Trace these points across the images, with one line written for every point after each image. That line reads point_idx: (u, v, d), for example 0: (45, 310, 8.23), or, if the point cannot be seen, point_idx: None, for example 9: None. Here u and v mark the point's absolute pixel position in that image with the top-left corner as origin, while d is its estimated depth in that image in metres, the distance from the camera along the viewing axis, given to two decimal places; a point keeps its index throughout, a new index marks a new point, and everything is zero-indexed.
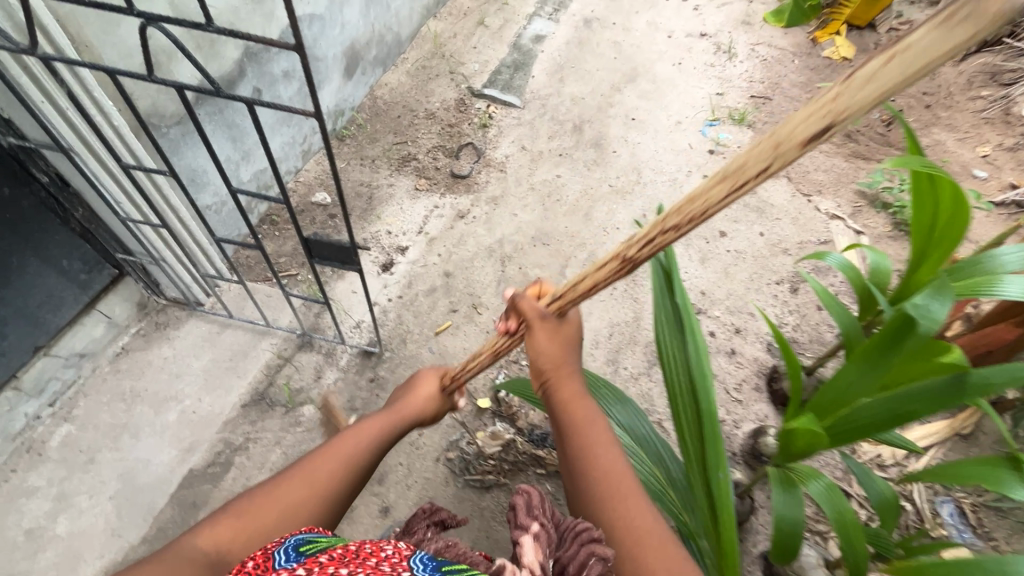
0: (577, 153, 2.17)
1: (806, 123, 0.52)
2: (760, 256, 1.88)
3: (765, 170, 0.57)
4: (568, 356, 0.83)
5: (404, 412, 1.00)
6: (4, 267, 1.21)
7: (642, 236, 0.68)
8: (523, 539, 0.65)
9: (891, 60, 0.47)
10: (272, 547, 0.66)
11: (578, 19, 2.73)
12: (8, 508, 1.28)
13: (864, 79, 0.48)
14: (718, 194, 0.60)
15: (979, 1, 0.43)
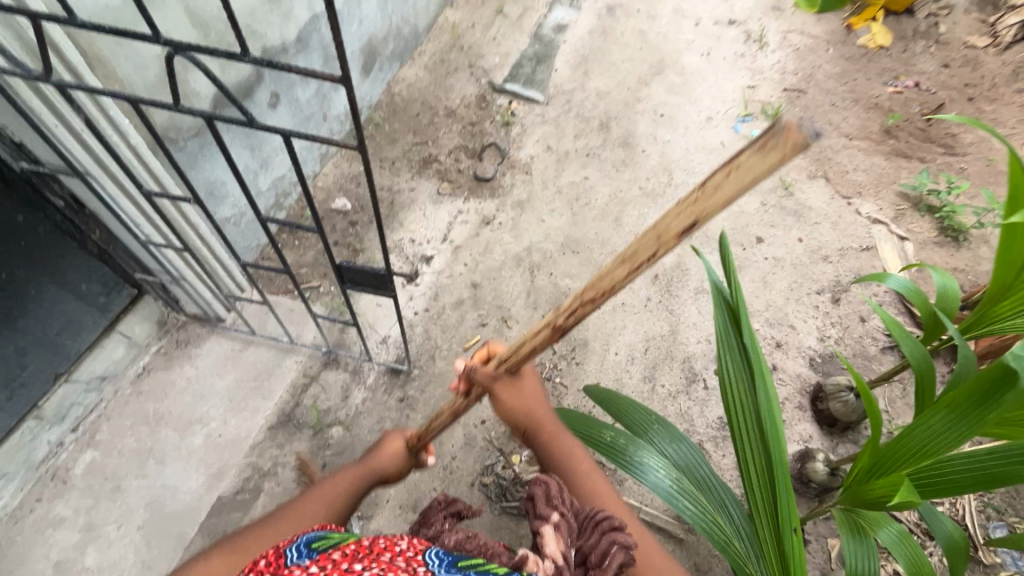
0: (605, 153, 2.08)
1: (678, 217, 0.56)
2: (799, 263, 1.81)
3: (654, 254, 0.59)
4: (539, 406, 0.94)
5: (373, 464, 1.08)
6: (20, 295, 1.16)
7: (566, 307, 0.69)
8: (545, 529, 0.75)
9: (727, 175, 0.52)
10: (283, 547, 0.67)
11: (601, 6, 2.60)
12: (35, 539, 1.25)
13: (713, 186, 0.53)
14: (620, 274, 0.63)
15: (780, 133, 0.48)
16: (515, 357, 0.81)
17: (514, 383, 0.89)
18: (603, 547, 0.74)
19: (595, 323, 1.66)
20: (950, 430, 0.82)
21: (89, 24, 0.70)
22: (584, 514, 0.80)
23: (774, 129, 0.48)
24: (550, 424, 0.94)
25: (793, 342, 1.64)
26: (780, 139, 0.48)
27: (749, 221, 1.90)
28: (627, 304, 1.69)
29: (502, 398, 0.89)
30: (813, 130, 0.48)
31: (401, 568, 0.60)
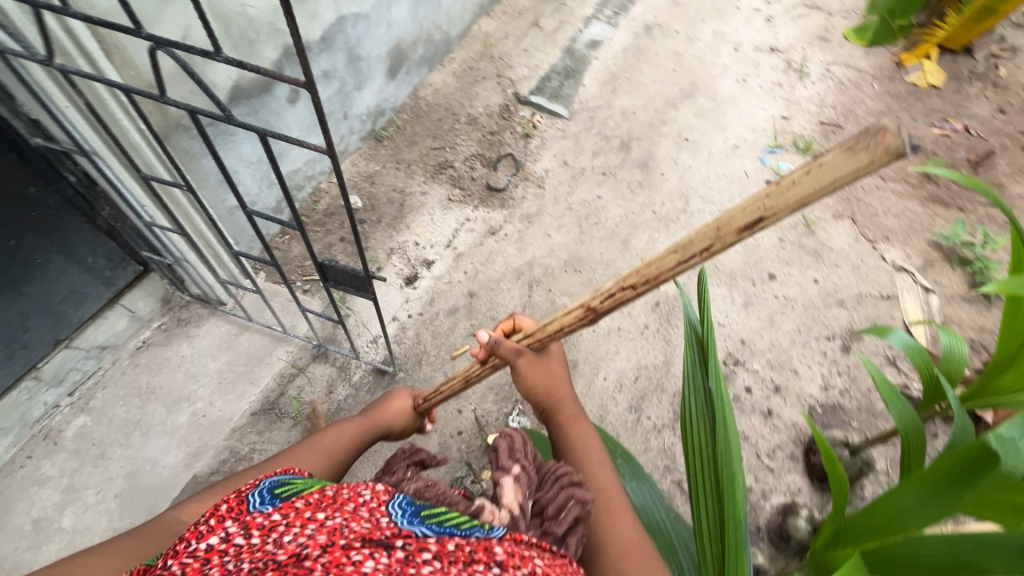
0: (622, 173, 2.05)
1: (743, 214, 0.57)
2: (811, 305, 1.73)
3: (708, 250, 0.61)
4: (561, 386, 0.91)
5: (379, 419, 1.02)
6: (29, 264, 1.22)
7: (604, 290, 0.73)
8: (504, 480, 0.72)
9: (806, 174, 0.52)
10: (246, 491, 0.59)
11: (638, 25, 2.59)
12: (20, 495, 1.30)
13: (788, 183, 0.53)
14: (668, 263, 0.65)
15: (875, 136, 0.48)
16: (545, 331, 0.84)
17: (540, 359, 0.90)
18: (560, 500, 0.70)
19: (587, 345, 1.63)
20: (922, 504, 0.75)
21: (80, 15, 0.78)
22: (547, 468, 0.75)
23: (866, 132, 0.48)
24: (571, 405, 0.90)
25: (794, 388, 1.57)
26: (871, 142, 0.48)
27: (762, 256, 1.83)
28: (623, 330, 1.66)
29: (523, 372, 0.89)
30: (910, 140, 0.47)
31: (364, 518, 0.56)
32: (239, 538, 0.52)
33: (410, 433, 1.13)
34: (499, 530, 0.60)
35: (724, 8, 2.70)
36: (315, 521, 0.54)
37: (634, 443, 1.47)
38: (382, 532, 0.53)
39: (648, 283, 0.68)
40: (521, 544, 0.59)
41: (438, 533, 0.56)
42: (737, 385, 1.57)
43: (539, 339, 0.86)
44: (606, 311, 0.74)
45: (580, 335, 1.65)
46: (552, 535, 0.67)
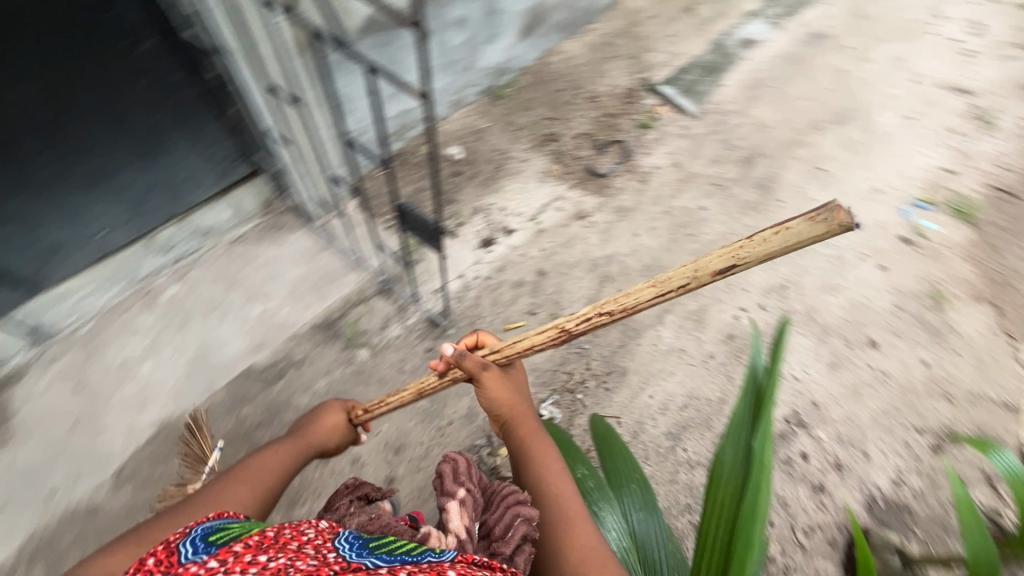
0: (736, 189, 1.89)
1: (717, 259, 0.62)
2: (910, 388, 1.51)
3: (684, 286, 0.65)
4: (521, 400, 0.90)
5: (313, 436, 1.03)
6: (161, 144, 1.33)
7: (581, 313, 0.75)
8: (449, 504, 0.83)
9: (771, 238, 0.58)
10: (176, 542, 0.61)
11: (805, 31, 2.33)
12: (114, 339, 1.49)
13: (756, 240, 0.59)
14: (646, 295, 0.68)
15: (831, 212, 0.55)
16: (514, 347, 0.84)
17: (503, 374, 0.89)
18: (506, 520, 0.77)
19: (641, 357, 1.56)
20: None
21: None
22: (492, 490, 0.85)
23: (822, 208, 0.56)
24: (530, 418, 0.90)
25: (858, 471, 1.40)
26: (827, 217, 0.55)
27: (868, 319, 1.63)
28: (685, 352, 1.57)
29: (487, 386, 0.88)
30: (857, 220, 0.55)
31: (311, 556, 0.59)
32: None
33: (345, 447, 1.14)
34: (450, 553, 0.67)
35: (914, 30, 2.35)
36: (258, 563, 0.55)
37: (660, 471, 1.40)
38: (331, 569, 0.57)
39: (624, 312, 0.71)
40: (472, 565, 0.65)
41: (389, 563, 0.61)
42: (793, 449, 1.42)
43: (506, 356, 0.86)
44: (580, 333, 0.76)
45: (638, 345, 1.58)
46: (500, 554, 0.75)
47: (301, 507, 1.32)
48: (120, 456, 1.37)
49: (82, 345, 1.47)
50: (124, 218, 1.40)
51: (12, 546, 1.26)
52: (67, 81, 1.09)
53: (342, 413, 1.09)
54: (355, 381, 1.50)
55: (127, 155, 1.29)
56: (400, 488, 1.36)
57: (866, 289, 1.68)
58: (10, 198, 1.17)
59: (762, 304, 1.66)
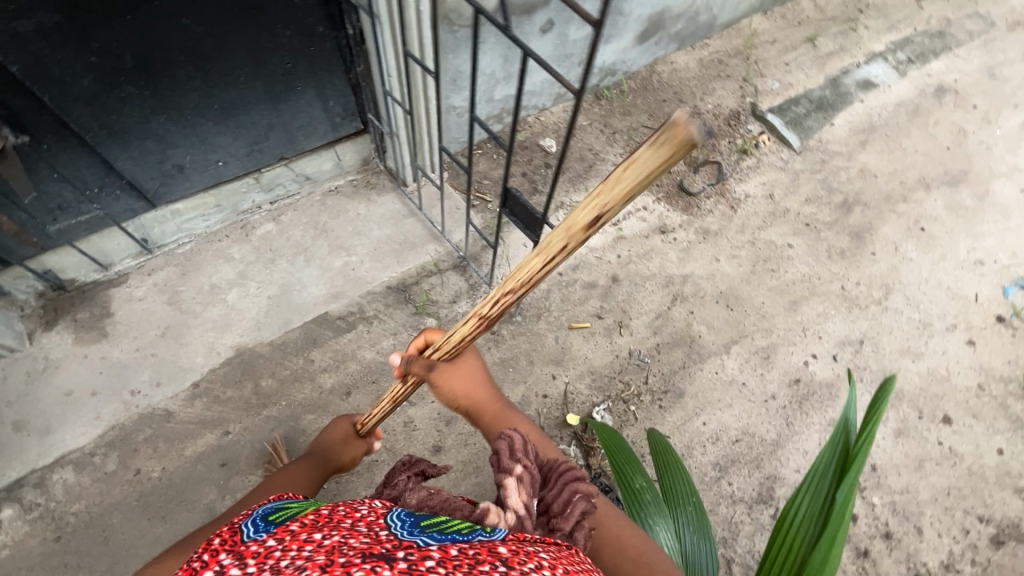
0: (828, 232, 1.83)
1: (584, 212, 0.61)
2: (978, 474, 1.45)
3: (566, 246, 0.65)
4: (478, 387, 0.93)
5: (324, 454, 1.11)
6: (290, 89, 1.40)
7: (492, 297, 0.76)
8: (507, 481, 0.74)
9: (625, 175, 0.56)
10: (239, 522, 0.65)
11: (930, 82, 2.21)
12: (209, 262, 1.59)
13: (612, 181, 0.58)
14: (538, 265, 0.69)
15: (669, 127, 0.51)
16: (452, 342, 0.85)
17: (452, 367, 0.90)
18: (565, 497, 0.75)
19: (701, 383, 1.54)
20: None
21: None
22: (547, 466, 0.80)
23: (658, 132, 0.52)
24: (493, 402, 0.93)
25: (908, 545, 1.35)
26: (668, 136, 0.52)
27: (946, 393, 1.56)
28: (746, 387, 1.55)
29: (440, 383, 0.89)
30: (699, 128, 0.50)
31: (364, 533, 0.61)
32: (234, 569, 0.56)
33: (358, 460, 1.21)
34: (501, 533, 0.65)
35: None
36: (312, 543, 0.58)
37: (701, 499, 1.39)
38: (382, 546, 0.57)
39: (527, 285, 0.73)
40: (523, 542, 0.64)
41: (440, 541, 0.60)
42: None
43: (450, 351, 0.86)
44: (498, 315, 0.77)
45: (699, 370, 1.56)
46: (560, 529, 0.72)
47: None
48: (198, 371, 1.46)
49: (181, 262, 1.58)
50: (241, 152, 1.48)
51: (94, 433, 1.36)
52: (228, 18, 1.16)
53: (347, 424, 1.19)
54: None
55: (259, 96, 1.36)
56: (445, 457, 1.41)
57: (950, 362, 1.61)
58: (154, 117, 1.26)
59: (834, 354, 1.62)
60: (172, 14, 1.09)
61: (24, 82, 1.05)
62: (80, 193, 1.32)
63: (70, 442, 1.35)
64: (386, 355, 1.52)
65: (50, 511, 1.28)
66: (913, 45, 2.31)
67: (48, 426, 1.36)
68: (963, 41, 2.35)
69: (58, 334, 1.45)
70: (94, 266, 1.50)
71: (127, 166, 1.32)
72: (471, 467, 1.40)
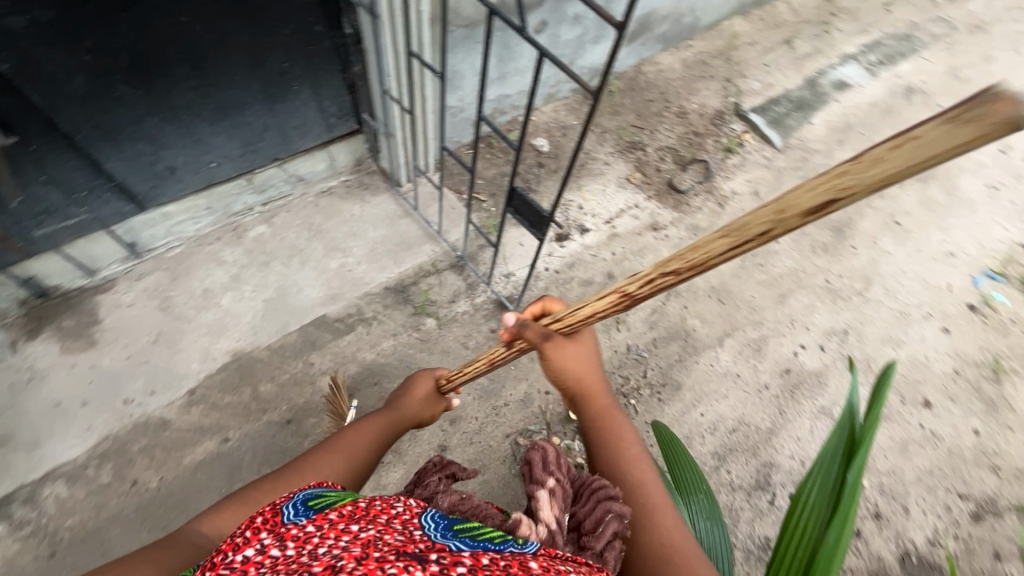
0: (811, 227, 1.90)
1: (810, 194, 0.47)
2: (958, 454, 1.53)
3: (766, 233, 0.52)
4: (590, 371, 0.88)
5: (401, 412, 1.06)
6: (287, 88, 1.39)
7: (642, 275, 0.67)
8: (539, 493, 0.74)
9: (889, 153, 0.41)
10: (281, 504, 0.64)
11: (900, 82, 2.31)
12: (200, 265, 1.55)
13: (867, 162, 0.43)
14: (717, 249, 0.57)
15: (991, 102, 0.35)
16: (577, 317, 0.80)
17: (569, 345, 0.85)
18: (597, 515, 0.72)
19: (698, 375, 1.59)
20: None
21: None
22: (580, 481, 0.78)
23: (974, 99, 0.36)
24: (601, 393, 0.89)
25: (897, 524, 1.42)
26: (982, 112, 0.36)
27: (926, 378, 1.64)
28: (740, 378, 1.60)
29: (552, 358, 0.85)
30: None
31: (398, 530, 0.58)
32: (274, 551, 0.54)
33: (434, 418, 1.16)
34: (532, 545, 0.63)
35: None
36: (349, 533, 0.56)
37: None
38: (416, 546, 0.55)
39: (692, 270, 0.61)
40: (556, 559, 0.61)
41: (472, 548, 0.58)
42: None
43: (572, 325, 0.81)
44: (644, 297, 0.68)
45: (695, 362, 1.61)
46: (590, 548, 0.70)
47: None
48: (194, 377, 1.42)
49: (170, 266, 1.54)
50: (235, 153, 1.46)
51: (86, 444, 1.32)
52: (228, 16, 1.16)
53: (430, 382, 1.12)
54: (418, 347, 1.53)
55: (255, 95, 1.35)
56: (451, 456, 1.41)
57: (927, 349, 1.70)
58: (148, 118, 1.24)
59: (821, 345, 1.68)
60: (171, 12, 1.09)
61: (14, 81, 1.04)
62: (67, 195, 1.28)
63: (62, 454, 1.30)
64: (387, 357, 1.51)
65: (43, 527, 1.24)
66: (883, 47, 2.41)
67: (37, 439, 1.31)
68: (929, 44, 2.46)
69: (42, 343, 1.40)
70: (79, 272, 1.45)
71: (118, 167, 1.30)
72: (477, 465, 1.41)
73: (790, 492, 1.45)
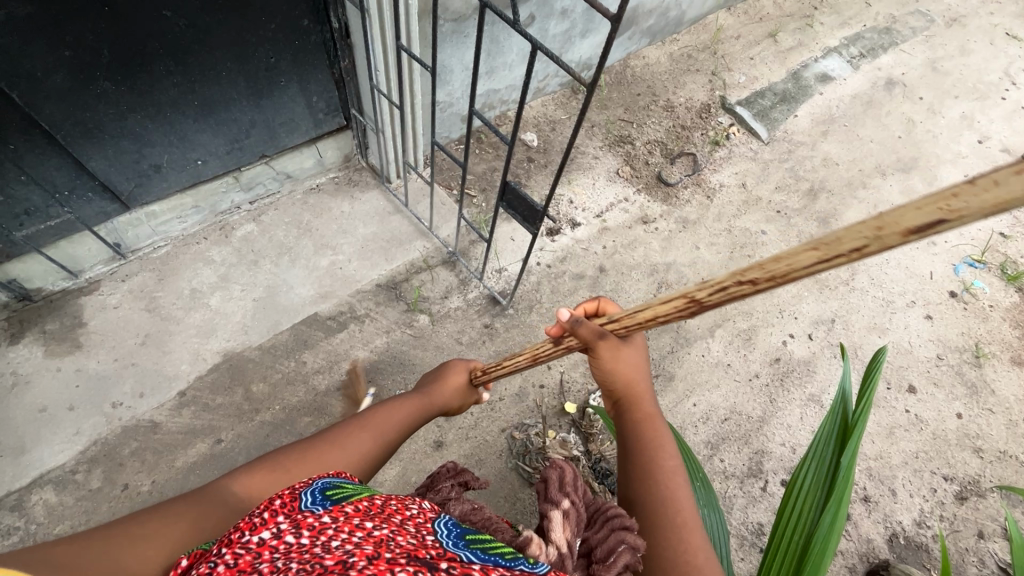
0: (797, 219, 1.93)
1: (917, 212, 0.40)
2: (942, 438, 1.57)
3: (860, 250, 0.45)
4: (641, 376, 0.82)
5: (434, 398, 1.03)
6: (274, 83, 1.37)
7: (712, 282, 0.58)
8: (553, 514, 0.79)
9: (1022, 174, 0.35)
10: (301, 488, 0.63)
11: (881, 75, 2.35)
12: (187, 265, 1.53)
13: (991, 181, 0.36)
14: (802, 261, 0.49)
15: None
16: (633, 318, 0.73)
17: (620, 346, 0.79)
18: (609, 545, 0.72)
19: (689, 366, 1.61)
20: None
21: None
22: (596, 507, 0.81)
23: None
24: (647, 398, 0.82)
25: (885, 507, 1.45)
26: None
27: (911, 365, 1.68)
28: (731, 368, 1.62)
29: (603, 358, 0.79)
30: None
31: (411, 533, 0.58)
32: (289, 537, 0.54)
33: (460, 409, 1.13)
34: (543, 565, 0.61)
35: (986, 93, 2.38)
36: (363, 529, 0.56)
37: None
38: (427, 552, 0.55)
39: (771, 283, 0.53)
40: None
41: (483, 560, 0.57)
42: None
43: (626, 327, 0.75)
44: (711, 306, 0.59)
45: (687, 353, 1.62)
46: None
47: None
48: (184, 379, 1.40)
49: (157, 267, 1.51)
50: (221, 150, 1.43)
51: (74, 450, 1.29)
52: (213, 11, 1.14)
53: (463, 373, 1.09)
54: (411, 343, 1.53)
55: (241, 91, 1.33)
56: (447, 451, 1.41)
57: (911, 336, 1.74)
58: (131, 115, 1.22)
59: (809, 333, 1.71)
60: (153, 6, 1.07)
61: None
62: (49, 195, 1.25)
63: (50, 459, 1.28)
64: (380, 354, 1.50)
65: (33, 535, 1.21)
66: (864, 40, 2.45)
67: (23, 445, 1.28)
68: (908, 37, 2.51)
69: (25, 347, 1.37)
70: (63, 273, 1.42)
71: (100, 165, 1.27)
72: (474, 459, 1.41)
73: (781, 479, 1.47)
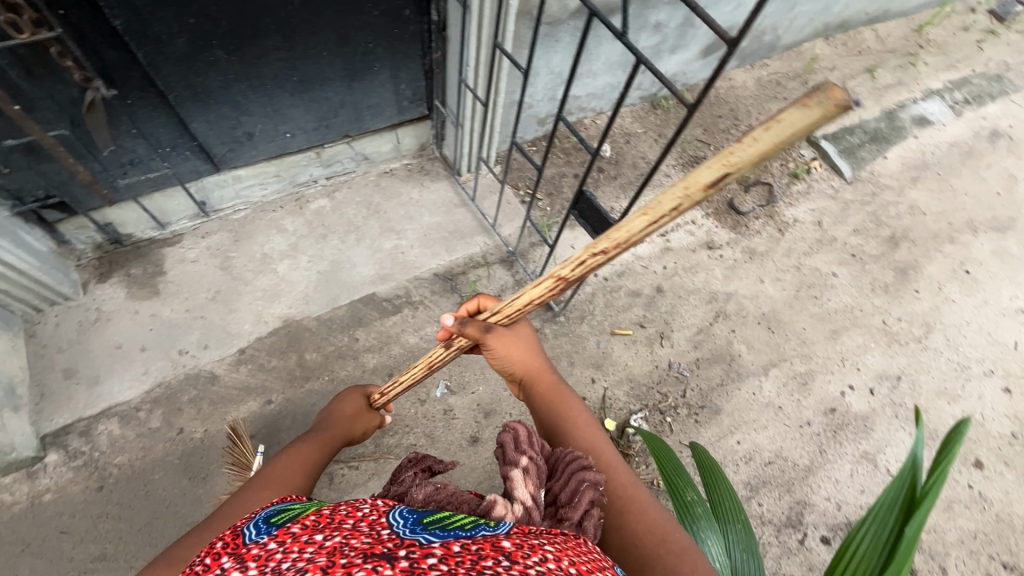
0: (873, 265, 1.83)
1: (707, 171, 0.64)
2: (1007, 522, 1.46)
3: (677, 208, 0.68)
4: (533, 356, 0.97)
5: (336, 428, 1.10)
6: (367, 67, 1.41)
7: (575, 258, 0.79)
8: (514, 473, 0.73)
9: (763, 133, 0.60)
10: (241, 526, 0.63)
11: (985, 124, 2.20)
12: (262, 231, 1.60)
13: (749, 141, 0.61)
14: (639, 225, 0.71)
15: (825, 91, 0.56)
16: (513, 306, 0.89)
17: (507, 334, 0.93)
18: (572, 486, 0.73)
19: (738, 402, 1.55)
20: None
21: None
22: (556, 458, 0.79)
23: (816, 91, 0.57)
24: (546, 372, 0.97)
25: None
26: (820, 99, 0.57)
27: (980, 439, 1.57)
28: (782, 411, 1.55)
29: (497, 349, 0.93)
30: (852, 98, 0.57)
31: (365, 534, 0.57)
32: (235, 572, 0.53)
33: (369, 432, 1.23)
34: (506, 526, 0.62)
35: None
36: (314, 544, 0.55)
37: None
38: (384, 546, 0.54)
39: (620, 246, 0.75)
40: (529, 534, 0.60)
41: (442, 539, 0.57)
42: None
43: (509, 316, 0.90)
44: (576, 277, 0.79)
45: (737, 389, 1.57)
46: (568, 519, 0.69)
47: (391, 437, 1.40)
48: (245, 337, 1.47)
49: (234, 228, 1.59)
50: (309, 126, 1.50)
51: (141, 388, 1.38)
52: None
53: (359, 399, 1.19)
54: None
55: (337, 72, 1.38)
56: (482, 449, 1.42)
57: (985, 407, 1.62)
58: (236, 83, 1.29)
59: (871, 387, 1.62)
60: None
61: (122, 36, 1.09)
62: (152, 149, 1.34)
63: (117, 395, 1.37)
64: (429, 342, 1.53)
65: (94, 462, 1.30)
66: (970, 85, 2.30)
67: (96, 377, 1.38)
68: (1021, 87, 2.33)
69: (111, 286, 1.47)
70: (151, 223, 1.52)
71: (201, 128, 1.35)
72: None
73: (821, 535, 1.40)
